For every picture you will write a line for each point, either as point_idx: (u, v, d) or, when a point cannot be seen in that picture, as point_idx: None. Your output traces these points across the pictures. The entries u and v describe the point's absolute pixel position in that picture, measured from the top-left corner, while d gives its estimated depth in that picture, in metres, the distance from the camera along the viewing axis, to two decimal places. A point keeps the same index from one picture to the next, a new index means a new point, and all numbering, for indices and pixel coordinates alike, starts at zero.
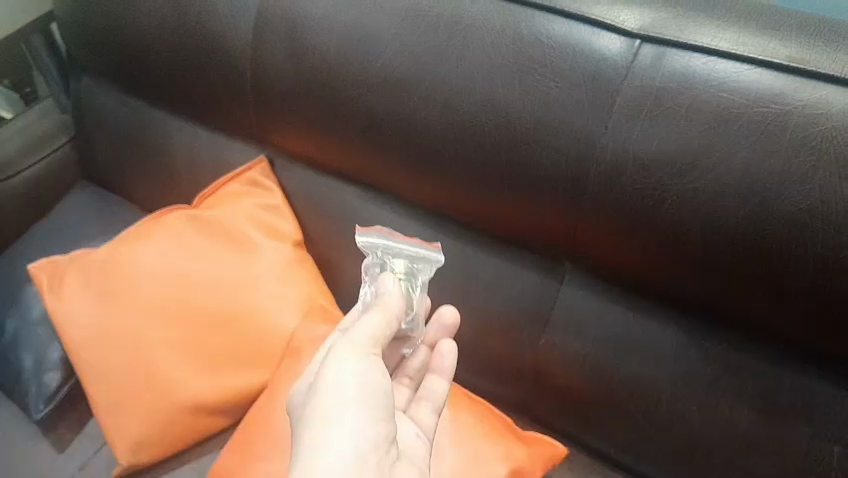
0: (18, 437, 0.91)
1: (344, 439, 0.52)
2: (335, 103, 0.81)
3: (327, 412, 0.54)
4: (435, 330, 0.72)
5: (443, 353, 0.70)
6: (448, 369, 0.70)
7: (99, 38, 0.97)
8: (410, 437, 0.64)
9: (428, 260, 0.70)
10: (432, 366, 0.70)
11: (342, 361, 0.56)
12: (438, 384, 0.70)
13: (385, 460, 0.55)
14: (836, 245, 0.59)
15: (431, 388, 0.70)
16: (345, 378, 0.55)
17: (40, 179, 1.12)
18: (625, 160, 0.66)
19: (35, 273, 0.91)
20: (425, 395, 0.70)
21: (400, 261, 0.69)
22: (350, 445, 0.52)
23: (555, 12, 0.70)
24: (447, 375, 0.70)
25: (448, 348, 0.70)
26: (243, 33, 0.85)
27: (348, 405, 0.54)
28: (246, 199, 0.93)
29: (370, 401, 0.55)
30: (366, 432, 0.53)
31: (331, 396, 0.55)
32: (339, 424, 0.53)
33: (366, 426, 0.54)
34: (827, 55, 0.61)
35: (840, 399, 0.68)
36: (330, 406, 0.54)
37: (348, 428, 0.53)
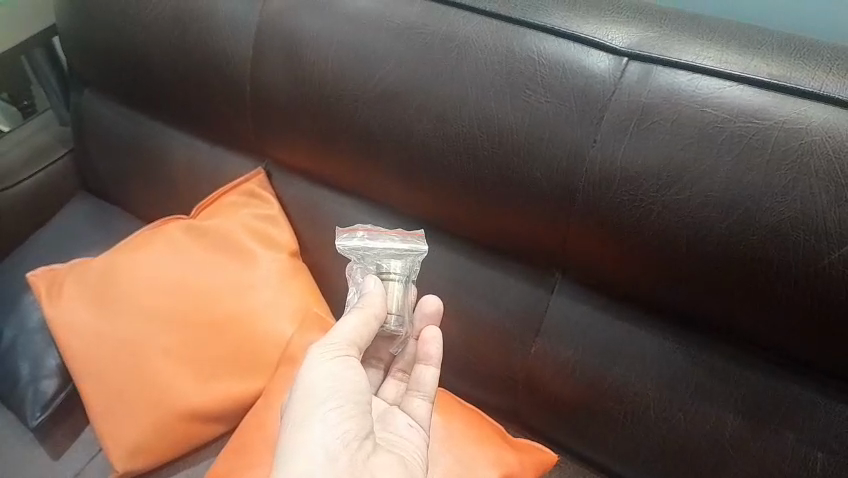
0: (14, 443, 0.92)
1: (316, 438, 0.56)
2: (332, 114, 0.83)
3: (305, 414, 0.58)
4: (419, 321, 0.73)
5: (427, 341, 0.70)
6: (435, 356, 0.70)
7: (102, 51, 0.99)
8: (401, 429, 0.66)
9: (413, 254, 0.72)
10: (421, 356, 0.71)
11: (317, 366, 0.60)
12: (429, 372, 0.70)
13: (358, 456, 0.57)
14: (816, 253, 0.62)
15: (422, 379, 0.70)
16: (320, 381, 0.59)
17: (39, 189, 1.13)
18: (613, 172, 0.69)
19: (34, 282, 0.93)
20: (416, 386, 0.70)
21: (387, 261, 0.71)
22: (322, 442, 0.56)
23: (546, 31, 0.73)
24: (436, 362, 0.70)
25: (433, 335, 0.70)
26: (243, 47, 0.87)
27: (321, 406, 0.58)
28: (242, 210, 0.95)
29: (344, 401, 0.59)
30: (335, 429, 0.57)
31: (306, 399, 0.59)
32: (315, 423, 0.57)
33: (338, 424, 0.57)
34: (806, 73, 0.64)
35: (822, 403, 0.70)
36: (306, 408, 0.58)
37: (320, 426, 0.57)
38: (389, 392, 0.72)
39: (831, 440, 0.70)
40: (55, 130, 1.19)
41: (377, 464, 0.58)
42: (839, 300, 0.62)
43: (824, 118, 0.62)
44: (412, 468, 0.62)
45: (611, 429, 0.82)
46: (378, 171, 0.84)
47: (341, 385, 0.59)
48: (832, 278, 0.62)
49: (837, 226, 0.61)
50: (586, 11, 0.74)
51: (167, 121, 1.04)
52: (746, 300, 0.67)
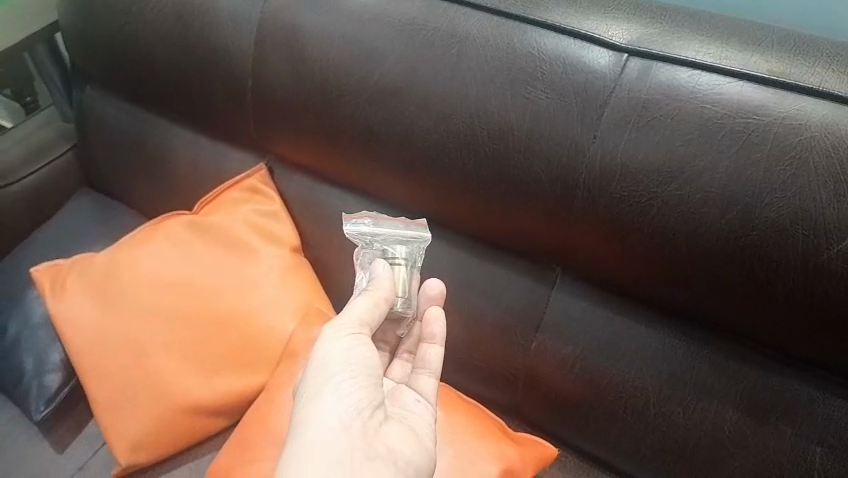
0: (18, 438, 0.93)
1: (330, 406, 0.56)
2: (334, 111, 0.83)
3: (318, 385, 0.58)
4: (423, 303, 0.73)
5: (431, 321, 0.70)
6: (440, 335, 0.70)
7: (105, 48, 1.00)
8: (410, 404, 0.65)
9: (418, 240, 0.73)
10: (425, 336, 0.71)
11: (330, 340, 0.60)
12: (434, 350, 0.70)
13: (370, 424, 0.57)
14: (815, 250, 0.62)
15: (428, 357, 0.70)
16: (333, 353, 0.59)
17: (42, 185, 1.14)
18: (613, 169, 0.69)
19: (37, 277, 0.93)
20: (422, 364, 0.70)
21: (394, 246, 0.71)
22: (336, 410, 0.56)
23: (547, 27, 0.73)
24: (441, 340, 0.71)
25: (436, 315, 0.71)
26: (246, 44, 0.88)
27: (335, 376, 0.58)
28: (245, 207, 0.95)
29: (357, 372, 0.58)
30: (348, 398, 0.56)
31: (320, 371, 0.58)
32: (329, 392, 0.57)
33: (350, 394, 0.57)
34: (806, 70, 0.64)
35: (821, 400, 0.70)
36: (319, 379, 0.58)
37: (334, 395, 0.56)
38: (396, 372, 0.72)
39: (830, 436, 0.70)
40: (58, 126, 1.19)
41: (388, 433, 0.58)
42: (840, 296, 0.63)
43: (824, 115, 0.62)
44: (421, 437, 0.60)
45: (610, 425, 0.82)
46: (380, 167, 0.84)
47: (354, 358, 0.59)
48: (832, 274, 0.62)
49: (836, 222, 0.61)
50: (587, 7, 0.74)
51: (170, 118, 1.05)
52: (746, 295, 0.67)
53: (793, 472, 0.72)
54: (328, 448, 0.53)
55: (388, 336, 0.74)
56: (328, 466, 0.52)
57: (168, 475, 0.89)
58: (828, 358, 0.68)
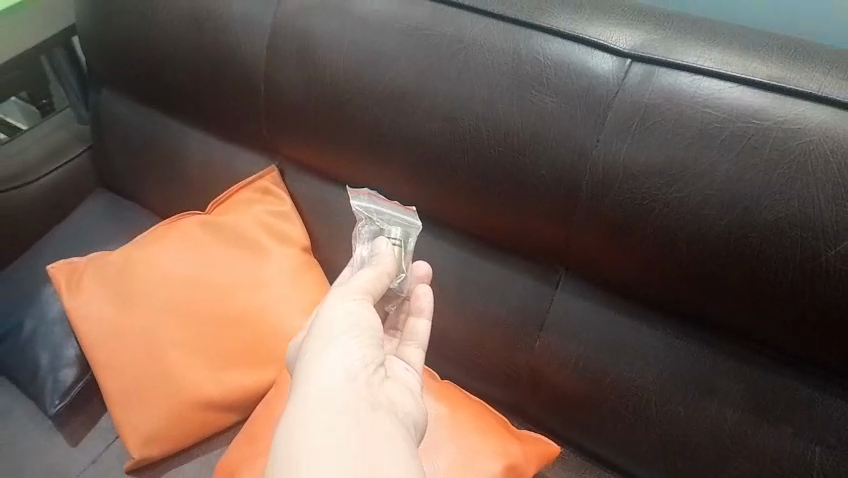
0: (33, 431, 0.95)
1: (334, 360, 0.56)
2: (344, 114, 0.85)
3: (322, 343, 0.59)
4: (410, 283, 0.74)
5: (419, 295, 0.71)
6: (427, 310, 0.71)
7: (121, 51, 1.02)
8: (399, 372, 0.62)
9: (411, 226, 0.75)
10: (412, 310, 0.72)
11: (335, 305, 0.62)
12: (421, 323, 0.71)
13: (374, 378, 0.57)
14: (814, 252, 0.64)
15: (415, 329, 0.71)
16: (337, 316, 0.60)
17: (57, 185, 1.16)
18: (616, 171, 0.71)
19: (53, 274, 0.96)
20: (410, 336, 0.70)
21: (391, 227, 0.74)
22: (341, 363, 0.56)
23: (552, 32, 0.75)
24: (428, 314, 0.71)
25: (423, 291, 0.72)
26: (259, 48, 0.90)
27: (339, 334, 0.59)
28: (257, 206, 0.97)
29: (360, 332, 0.59)
30: (353, 354, 0.58)
31: (323, 331, 0.60)
32: (333, 348, 0.57)
33: (354, 350, 0.58)
34: (805, 76, 0.66)
35: (820, 399, 0.72)
36: (322, 339, 0.59)
37: (339, 350, 0.57)
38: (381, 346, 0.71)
39: (830, 435, 0.71)
40: (73, 128, 1.22)
41: (390, 388, 0.58)
42: (837, 297, 0.64)
43: (823, 119, 0.63)
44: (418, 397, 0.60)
45: (613, 424, 0.83)
46: (388, 169, 0.86)
47: (357, 321, 0.60)
48: (830, 276, 0.64)
49: (835, 224, 0.62)
50: (591, 14, 0.76)
51: (182, 120, 1.07)
52: (746, 296, 0.69)
53: (793, 470, 0.74)
54: (334, 396, 0.53)
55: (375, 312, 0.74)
56: (334, 411, 0.52)
57: (180, 468, 0.92)
58: (827, 358, 0.69)
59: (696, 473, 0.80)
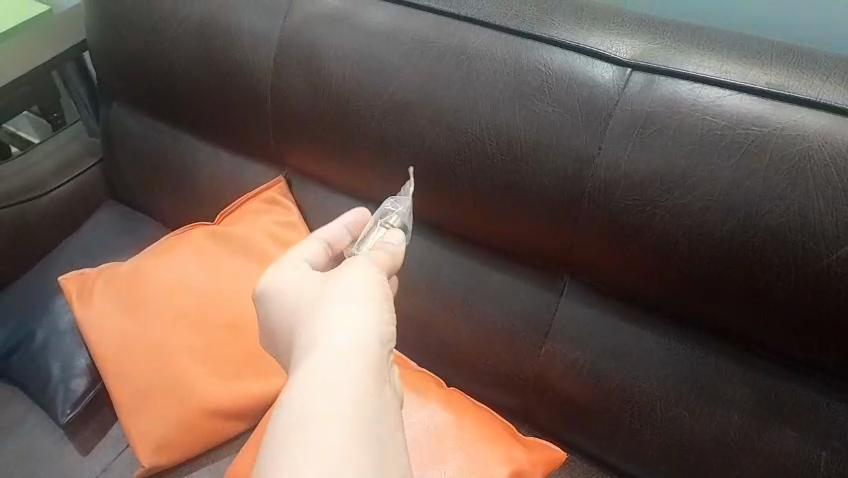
0: (45, 440, 0.96)
1: (355, 323, 0.56)
2: (349, 124, 0.86)
3: (341, 305, 0.58)
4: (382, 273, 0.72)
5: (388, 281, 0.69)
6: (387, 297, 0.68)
7: (131, 66, 1.04)
8: None
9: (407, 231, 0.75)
10: None
11: (351, 273, 0.60)
12: None
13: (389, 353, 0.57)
14: (815, 256, 0.64)
15: None
16: (355, 284, 0.59)
17: (69, 197, 1.18)
18: (617, 177, 0.71)
19: (65, 286, 0.97)
20: None
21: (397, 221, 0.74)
22: (359, 329, 0.55)
23: (553, 43, 0.76)
24: None
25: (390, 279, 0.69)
26: (266, 61, 0.91)
27: (357, 301, 0.58)
28: (264, 216, 0.99)
29: (378, 301, 0.59)
30: (377, 322, 0.57)
31: (340, 296, 0.58)
32: (350, 313, 0.57)
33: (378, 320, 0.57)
34: (803, 82, 0.67)
35: (825, 404, 0.72)
36: (341, 301, 0.58)
37: (360, 314, 0.57)
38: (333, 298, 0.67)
39: (834, 440, 0.71)
40: (85, 142, 1.24)
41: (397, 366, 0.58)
42: (839, 302, 0.64)
43: (821, 125, 0.64)
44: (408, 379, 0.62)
45: (618, 429, 0.84)
46: (393, 179, 0.87)
47: (375, 291, 0.59)
48: (832, 280, 0.64)
49: (834, 229, 0.63)
50: (592, 24, 0.77)
51: (191, 132, 1.09)
52: (749, 302, 0.69)
53: (799, 474, 0.74)
54: (353, 359, 0.53)
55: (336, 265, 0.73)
56: (355, 374, 0.52)
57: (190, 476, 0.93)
58: (829, 361, 0.69)
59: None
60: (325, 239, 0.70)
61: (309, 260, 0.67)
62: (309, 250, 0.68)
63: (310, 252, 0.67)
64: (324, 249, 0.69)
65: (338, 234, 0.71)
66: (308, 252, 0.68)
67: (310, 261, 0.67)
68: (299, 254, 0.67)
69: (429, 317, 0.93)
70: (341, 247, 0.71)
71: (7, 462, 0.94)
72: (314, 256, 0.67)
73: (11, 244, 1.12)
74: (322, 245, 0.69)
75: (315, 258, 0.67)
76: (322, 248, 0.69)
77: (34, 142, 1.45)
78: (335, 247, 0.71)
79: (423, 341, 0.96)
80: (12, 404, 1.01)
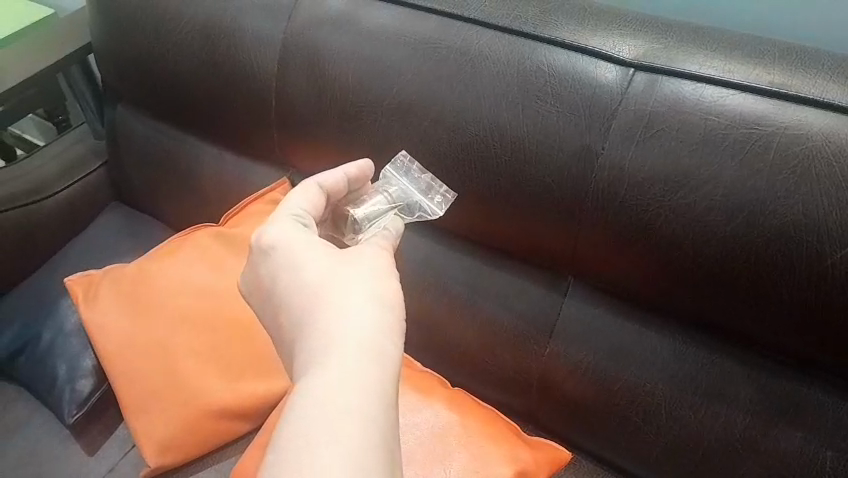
0: (51, 441, 0.96)
1: (367, 319, 0.53)
2: (352, 125, 0.87)
3: (355, 297, 0.55)
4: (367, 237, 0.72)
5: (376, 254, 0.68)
6: None
7: (135, 68, 1.05)
8: None
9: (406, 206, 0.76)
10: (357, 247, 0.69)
11: (354, 271, 0.58)
12: None
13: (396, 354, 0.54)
14: (818, 256, 0.64)
15: None
16: (358, 283, 0.56)
17: (74, 200, 1.19)
18: (620, 177, 0.72)
19: (71, 287, 0.98)
20: None
21: (395, 192, 0.76)
22: (363, 331, 0.52)
23: (555, 43, 0.76)
24: None
25: None
26: (270, 62, 0.92)
27: (361, 301, 0.55)
28: (269, 216, 0.98)
29: (382, 301, 0.56)
30: (382, 324, 0.54)
31: (343, 296, 0.55)
32: (353, 315, 0.54)
33: (383, 321, 0.54)
34: (807, 81, 0.67)
35: (829, 403, 0.72)
36: (354, 293, 0.55)
37: (376, 311, 0.54)
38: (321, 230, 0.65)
39: (839, 439, 0.72)
40: (90, 144, 1.25)
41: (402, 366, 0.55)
42: (843, 301, 0.65)
43: (824, 124, 0.64)
44: None
45: (621, 427, 0.84)
46: None
47: (378, 291, 0.56)
48: (837, 279, 0.64)
49: (839, 228, 0.63)
50: (594, 24, 0.77)
51: (196, 134, 1.10)
52: (753, 302, 0.69)
53: (803, 474, 0.74)
54: (359, 361, 0.50)
55: (327, 212, 0.70)
56: (370, 374, 0.49)
57: None
58: (834, 361, 0.69)
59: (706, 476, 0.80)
60: (324, 184, 0.66)
61: (306, 211, 0.63)
62: (308, 197, 0.63)
63: (309, 199, 0.63)
64: (322, 197, 0.65)
65: (338, 183, 0.67)
66: (305, 199, 0.63)
67: (307, 212, 0.63)
68: (296, 201, 0.63)
69: (434, 317, 0.93)
70: (336, 195, 0.68)
71: (14, 463, 0.94)
72: (313, 205, 0.63)
73: (17, 245, 1.12)
74: (321, 192, 0.65)
75: (313, 207, 0.63)
76: (321, 196, 0.65)
77: (38, 145, 1.45)
78: (330, 196, 0.67)
79: (427, 341, 0.96)
80: (18, 405, 1.01)
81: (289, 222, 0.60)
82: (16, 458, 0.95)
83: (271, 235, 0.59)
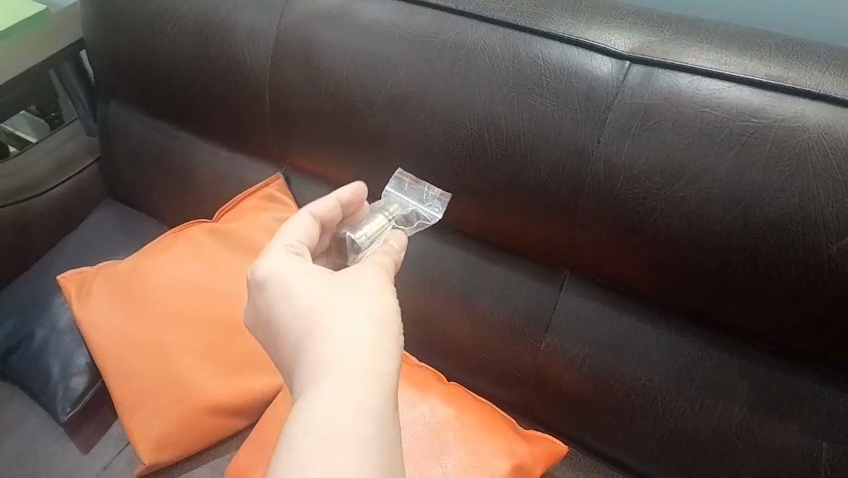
0: (46, 438, 0.96)
1: (365, 341, 0.52)
2: (347, 119, 0.86)
3: (351, 320, 0.53)
4: None
5: None
6: None
7: (128, 64, 1.04)
8: None
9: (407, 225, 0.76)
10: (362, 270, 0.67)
11: (351, 291, 0.56)
12: None
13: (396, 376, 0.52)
14: (815, 248, 0.64)
15: None
16: (355, 303, 0.55)
17: (67, 196, 1.18)
18: (616, 171, 0.71)
19: (64, 284, 0.97)
20: None
21: (394, 208, 0.76)
22: (360, 354, 0.51)
23: (551, 37, 0.76)
24: None
25: None
26: (264, 57, 0.91)
27: (358, 322, 0.53)
28: (264, 212, 0.98)
29: (380, 321, 0.54)
30: (381, 345, 0.52)
31: (340, 318, 0.54)
32: (351, 337, 0.52)
33: (381, 341, 0.52)
34: (803, 74, 0.67)
35: (825, 395, 0.72)
36: (351, 314, 0.54)
37: (373, 332, 0.53)
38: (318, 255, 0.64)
39: (835, 431, 0.71)
40: (83, 140, 1.24)
41: None
42: (839, 294, 0.65)
43: (821, 117, 0.64)
44: None
45: (618, 421, 0.84)
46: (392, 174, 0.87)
47: (376, 310, 0.55)
48: (834, 271, 0.64)
49: (835, 221, 0.63)
50: (590, 17, 0.77)
51: (189, 130, 1.09)
52: (750, 296, 0.69)
53: (799, 466, 0.74)
54: (357, 384, 0.49)
55: (327, 241, 0.68)
56: (368, 399, 0.48)
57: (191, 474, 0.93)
58: (830, 354, 0.69)
59: (703, 469, 0.80)
60: (315, 212, 0.64)
61: (300, 241, 0.61)
62: (300, 228, 0.62)
63: (301, 231, 0.62)
64: (316, 227, 0.63)
65: (330, 210, 0.65)
66: (299, 230, 0.62)
67: (301, 243, 0.61)
68: (289, 233, 0.61)
69: (430, 312, 0.93)
70: (331, 223, 0.66)
71: (9, 461, 0.94)
72: (306, 237, 0.62)
73: (10, 243, 1.11)
74: (314, 222, 0.63)
75: (307, 238, 0.62)
76: (314, 225, 0.63)
77: (31, 142, 1.44)
78: (324, 224, 0.66)
79: (423, 336, 0.96)
80: (12, 403, 1.00)
81: (284, 252, 0.59)
82: (11, 456, 0.94)
83: (264, 267, 0.58)
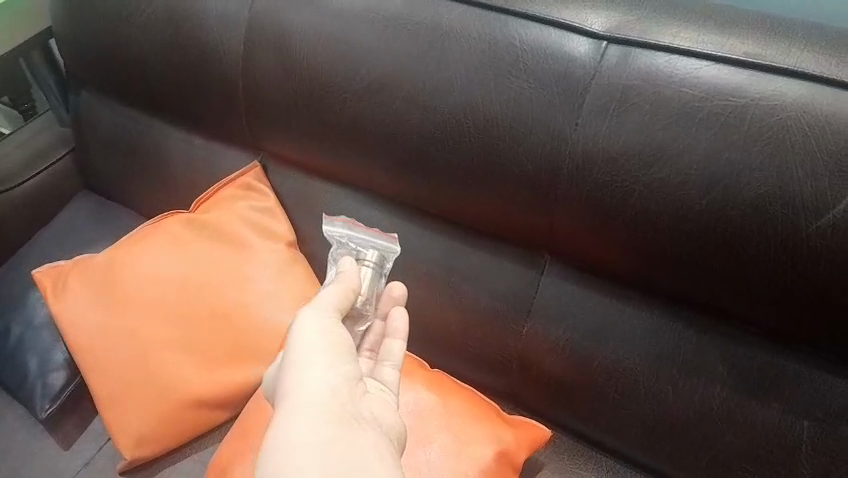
0: (25, 437, 0.94)
1: (312, 375, 0.52)
2: (321, 105, 0.85)
3: (298, 359, 0.54)
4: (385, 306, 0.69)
5: (394, 316, 0.66)
6: (401, 329, 0.66)
7: (98, 53, 1.02)
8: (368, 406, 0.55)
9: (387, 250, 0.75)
10: (387, 332, 0.66)
11: (297, 327, 0.56)
12: (396, 344, 0.65)
13: (355, 394, 0.53)
14: (794, 229, 0.64)
15: (390, 349, 0.65)
16: (302, 339, 0.55)
17: (41, 189, 1.16)
18: (595, 153, 0.70)
19: (39, 279, 0.94)
20: (386, 357, 0.64)
21: (366, 251, 0.74)
22: (309, 388, 0.51)
23: (527, 17, 0.74)
24: (403, 335, 0.66)
25: (399, 312, 0.67)
26: (236, 43, 0.89)
27: (307, 357, 0.53)
28: (242, 203, 0.97)
29: (327, 349, 0.54)
30: (329, 373, 0.52)
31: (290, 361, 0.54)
32: (301, 374, 0.52)
33: (329, 370, 0.53)
34: (780, 51, 0.66)
35: (805, 373, 0.72)
36: (298, 352, 0.54)
37: (318, 372, 0.52)
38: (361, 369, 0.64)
39: (816, 408, 0.72)
40: (55, 131, 1.21)
41: (371, 400, 0.55)
42: (819, 274, 0.64)
43: (799, 94, 0.63)
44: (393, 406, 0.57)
45: (601, 405, 0.83)
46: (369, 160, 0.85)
47: (322, 339, 0.55)
48: (813, 251, 0.64)
49: (814, 199, 0.62)
50: None
51: (163, 119, 1.07)
52: (729, 278, 0.69)
53: (781, 444, 0.74)
54: (307, 415, 0.49)
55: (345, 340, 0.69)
56: (319, 427, 0.48)
57: (174, 468, 0.92)
58: (810, 332, 0.69)
59: (686, 450, 0.80)
60: None
61: None
62: None
63: None
64: None
65: None
66: None
67: None
68: None
69: (411, 299, 0.92)
70: None
71: None
72: None
73: None
74: None
75: None
76: None
77: None
78: None
79: None
80: None
81: None
82: None
83: None
